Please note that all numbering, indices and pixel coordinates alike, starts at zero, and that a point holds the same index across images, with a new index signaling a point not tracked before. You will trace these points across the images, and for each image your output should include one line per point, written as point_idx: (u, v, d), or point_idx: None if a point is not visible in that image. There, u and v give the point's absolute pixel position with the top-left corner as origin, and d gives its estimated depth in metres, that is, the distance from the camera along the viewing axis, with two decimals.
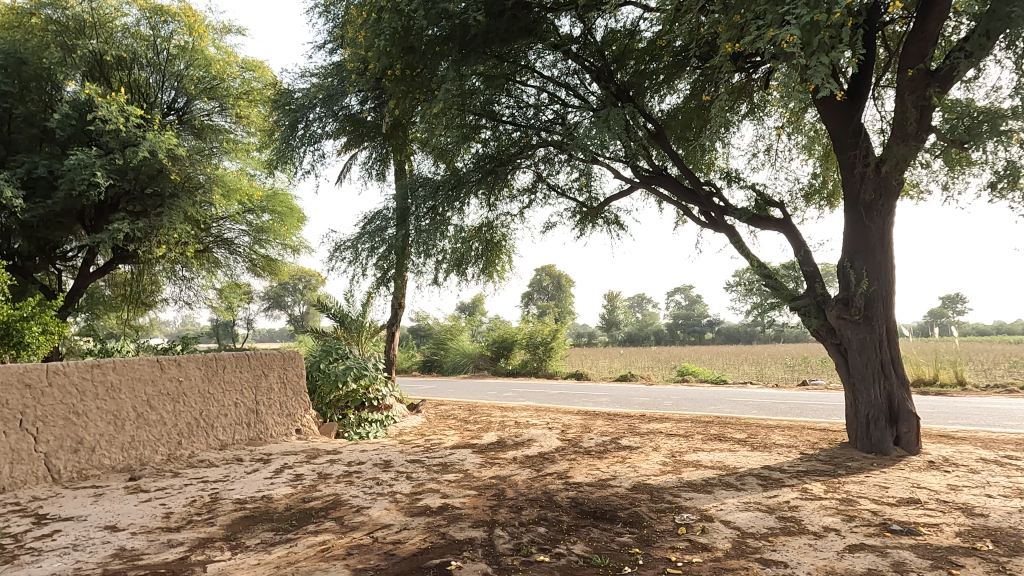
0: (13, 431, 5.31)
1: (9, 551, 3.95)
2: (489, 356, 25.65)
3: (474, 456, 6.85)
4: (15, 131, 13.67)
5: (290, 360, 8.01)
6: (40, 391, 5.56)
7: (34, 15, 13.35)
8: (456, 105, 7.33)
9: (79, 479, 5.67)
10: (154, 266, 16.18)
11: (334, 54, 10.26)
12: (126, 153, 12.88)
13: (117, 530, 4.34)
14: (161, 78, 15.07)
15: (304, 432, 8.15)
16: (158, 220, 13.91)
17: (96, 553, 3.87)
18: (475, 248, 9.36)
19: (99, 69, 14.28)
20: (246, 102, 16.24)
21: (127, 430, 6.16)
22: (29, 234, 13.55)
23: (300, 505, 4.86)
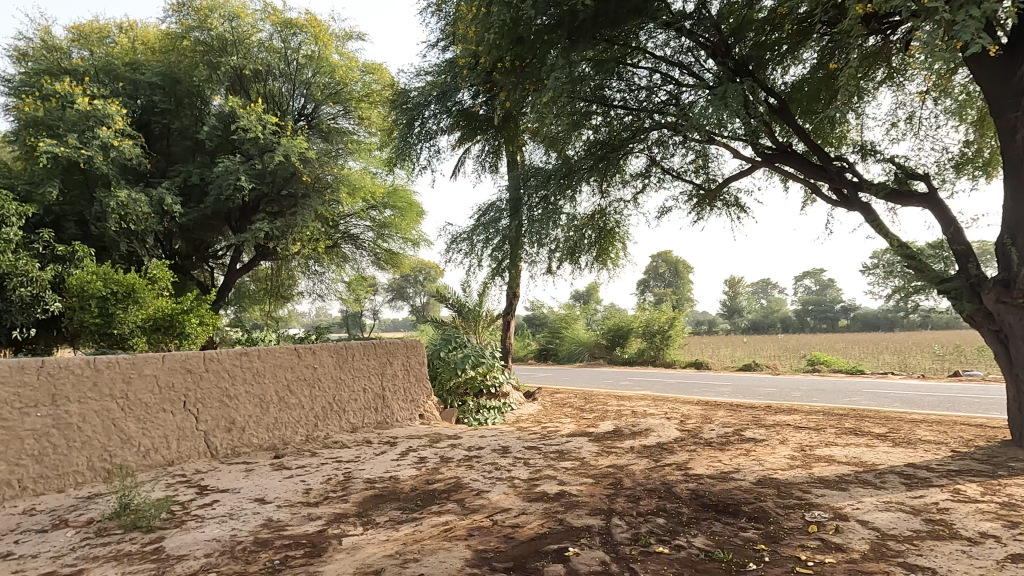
0: (177, 411, 6.01)
1: (178, 517, 4.48)
2: (604, 344, 25.50)
3: (590, 445, 6.83)
4: (173, 144, 15.26)
5: (412, 348, 8.37)
6: (199, 375, 6.19)
7: (184, 39, 14.59)
8: (566, 94, 7.24)
9: (233, 455, 6.32)
10: (291, 260, 17.49)
11: (447, 52, 10.52)
12: (264, 158, 13.96)
13: (265, 502, 4.77)
14: (292, 87, 16.16)
15: (427, 417, 8.52)
16: (293, 219, 14.99)
17: (249, 523, 4.28)
18: (588, 235, 9.27)
19: (239, 83, 15.67)
20: (367, 104, 16.95)
21: (271, 412, 6.75)
22: (186, 236, 15.20)
23: (425, 487, 5.10)
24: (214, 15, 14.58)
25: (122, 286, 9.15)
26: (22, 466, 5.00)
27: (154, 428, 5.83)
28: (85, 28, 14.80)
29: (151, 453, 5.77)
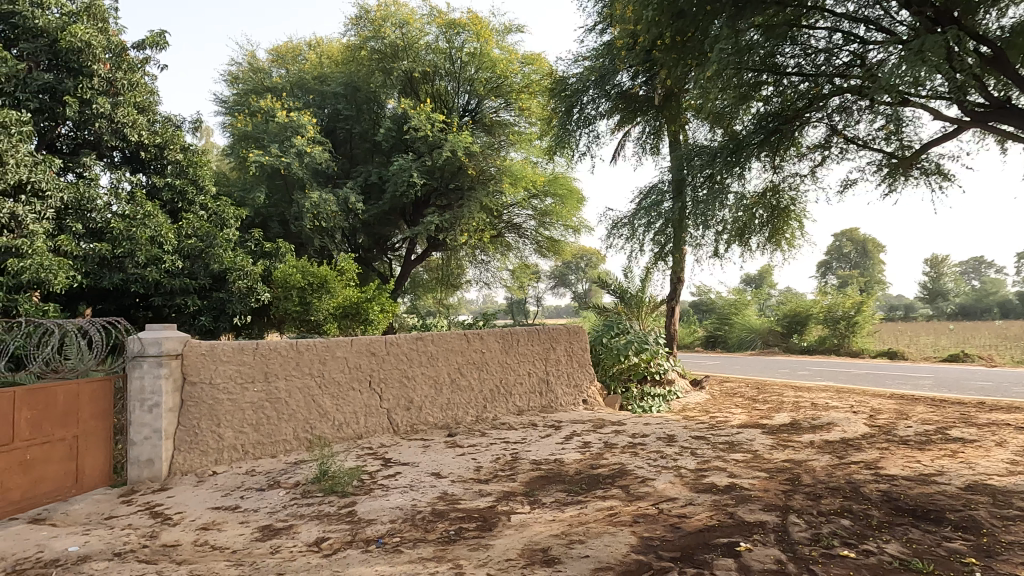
0: (364, 390, 6.64)
1: (367, 485, 4.97)
2: (780, 332, 23.79)
3: (764, 437, 6.44)
4: (355, 147, 16.67)
5: (575, 334, 8.42)
6: (382, 358, 6.77)
7: (362, 49, 16.00)
8: (732, 65, 6.80)
9: (412, 432, 6.86)
10: (459, 251, 18.42)
11: (605, 34, 10.38)
12: (433, 155, 14.76)
13: (441, 477, 5.12)
14: (457, 85, 16.84)
15: (591, 403, 8.55)
16: (460, 211, 15.74)
17: (427, 494, 4.63)
18: (759, 215, 8.68)
19: (410, 86, 16.73)
20: (526, 95, 17.01)
21: (445, 393, 7.20)
22: (368, 231, 16.59)
23: (589, 471, 5.15)
24: (387, 24, 15.72)
25: (317, 278, 10.35)
26: (244, 434, 5.87)
27: (345, 405, 6.50)
28: (281, 50, 16.85)
29: (343, 427, 6.46)
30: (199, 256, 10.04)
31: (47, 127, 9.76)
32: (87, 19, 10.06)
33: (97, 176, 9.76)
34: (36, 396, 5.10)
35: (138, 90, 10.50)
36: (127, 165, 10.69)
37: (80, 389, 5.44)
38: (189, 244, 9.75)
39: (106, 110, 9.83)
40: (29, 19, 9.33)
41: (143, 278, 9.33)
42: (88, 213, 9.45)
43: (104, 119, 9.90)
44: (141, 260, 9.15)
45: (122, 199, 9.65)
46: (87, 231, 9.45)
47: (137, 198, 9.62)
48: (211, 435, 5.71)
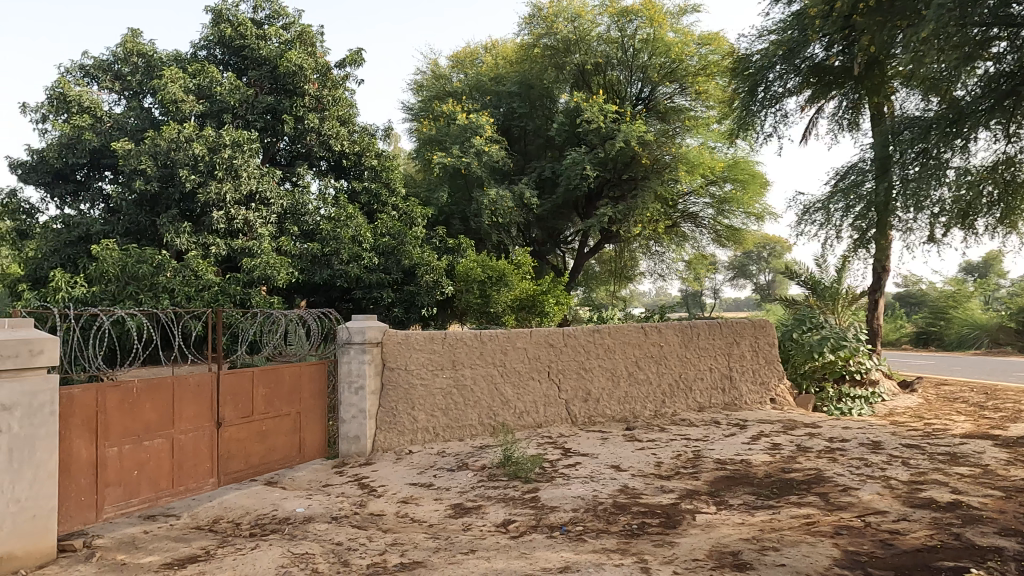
0: (543, 380, 6.81)
1: (549, 473, 5.10)
2: (1014, 330, 20.19)
3: (997, 451, 5.56)
4: (529, 144, 17.02)
5: (762, 329, 7.86)
6: (559, 349, 6.90)
7: (536, 46, 16.21)
8: (955, 23, 5.92)
9: (590, 423, 6.92)
10: (633, 242, 18.13)
11: (794, 4, 9.54)
12: (606, 146, 14.60)
13: (621, 470, 5.10)
14: (629, 73, 16.40)
15: (779, 402, 7.93)
16: (634, 202, 15.28)
17: (608, 486, 4.64)
18: (988, 193, 7.48)
19: (582, 79, 16.70)
20: (704, 77, 15.84)
21: (622, 386, 7.14)
22: (542, 225, 16.86)
23: (781, 475, 4.82)
24: (560, 19, 15.73)
25: (496, 272, 10.78)
26: (435, 417, 6.36)
27: (526, 394, 6.73)
28: (461, 55, 17.59)
29: (524, 415, 6.70)
30: (392, 252, 10.80)
31: (270, 142, 11.24)
32: (299, 45, 11.38)
33: (308, 184, 11.06)
34: (270, 375, 5.95)
35: (340, 104, 11.58)
36: (332, 172, 11.94)
37: (302, 371, 6.26)
38: (384, 241, 10.63)
39: (315, 125, 11.08)
40: (255, 50, 10.97)
41: (347, 273, 10.34)
42: (303, 216, 10.70)
43: (314, 133, 11.17)
44: (345, 257, 10.17)
45: (329, 203, 10.89)
46: (302, 232, 10.72)
47: (341, 202, 10.76)
48: (407, 416, 6.30)
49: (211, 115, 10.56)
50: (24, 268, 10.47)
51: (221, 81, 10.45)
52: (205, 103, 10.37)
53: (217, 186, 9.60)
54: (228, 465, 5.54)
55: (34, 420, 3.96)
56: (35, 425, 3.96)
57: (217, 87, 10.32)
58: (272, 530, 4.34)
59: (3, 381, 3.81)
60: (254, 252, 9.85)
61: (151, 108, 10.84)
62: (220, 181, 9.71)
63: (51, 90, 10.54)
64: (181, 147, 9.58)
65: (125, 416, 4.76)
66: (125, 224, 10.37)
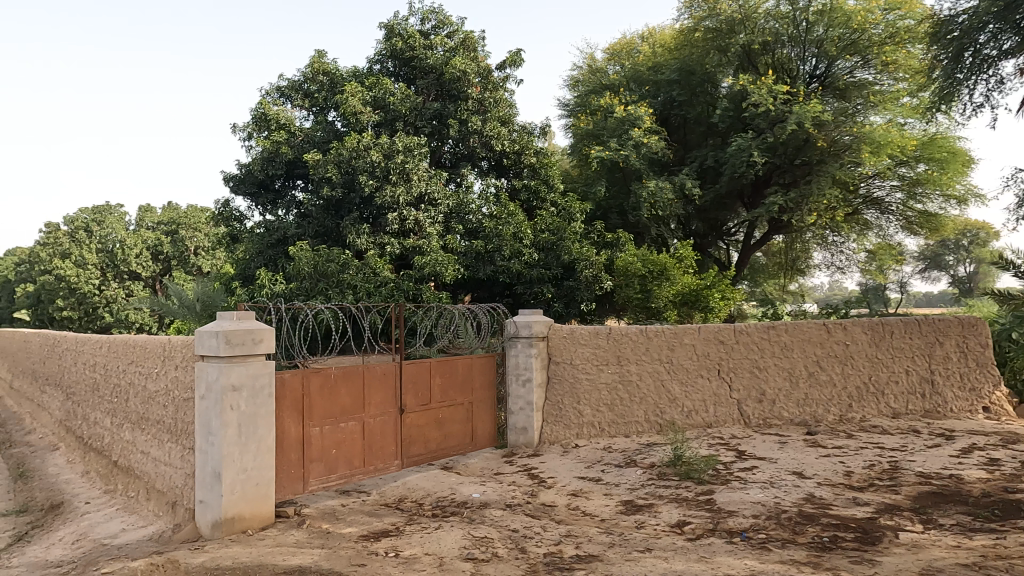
0: (713, 378, 6.60)
1: (723, 475, 4.89)
2: None
3: None
4: (689, 132, 16.03)
5: (971, 327, 6.89)
6: (730, 346, 6.62)
7: (696, 30, 15.13)
8: None
9: (765, 426, 6.56)
10: (806, 232, 16.75)
11: None
12: (776, 130, 13.40)
13: (804, 477, 4.75)
14: (801, 50, 14.64)
15: (994, 411, 6.89)
16: (808, 188, 13.74)
17: (791, 494, 4.34)
18: None
19: (747, 60, 15.26)
20: (892, 46, 13.76)
21: (801, 387, 6.66)
22: (703, 216, 16.08)
23: (1003, 495, 4.19)
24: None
25: (657, 266, 10.51)
26: (601, 412, 6.50)
27: (694, 392, 6.58)
28: (617, 47, 17.15)
29: (693, 414, 6.56)
30: (552, 248, 10.79)
31: (436, 146, 11.84)
32: (462, 51, 11.91)
33: (471, 184, 11.54)
34: (446, 366, 6.36)
35: (500, 105, 11.90)
36: (493, 172, 12.31)
37: (473, 363, 6.65)
38: (544, 237, 10.76)
39: (477, 126, 11.50)
40: (424, 60, 11.68)
41: (509, 269, 10.59)
42: (466, 215, 11.19)
43: (476, 135, 11.60)
44: (507, 253, 10.46)
45: (490, 201, 11.28)
46: (466, 231, 11.22)
47: (502, 200, 11.11)
48: (573, 411, 6.53)
49: (385, 124, 11.43)
50: (237, 267, 12.05)
51: (394, 92, 11.26)
52: (380, 113, 11.23)
53: (392, 189, 10.35)
54: (410, 449, 5.98)
55: (256, 400, 4.56)
56: (257, 404, 4.56)
57: (390, 98, 11.15)
58: (452, 513, 4.62)
59: (234, 364, 4.44)
60: (424, 250, 10.47)
61: (334, 121, 11.91)
62: (394, 185, 10.45)
63: (255, 111, 12.00)
64: (361, 155, 10.45)
65: (325, 400, 5.30)
66: (314, 227, 11.52)
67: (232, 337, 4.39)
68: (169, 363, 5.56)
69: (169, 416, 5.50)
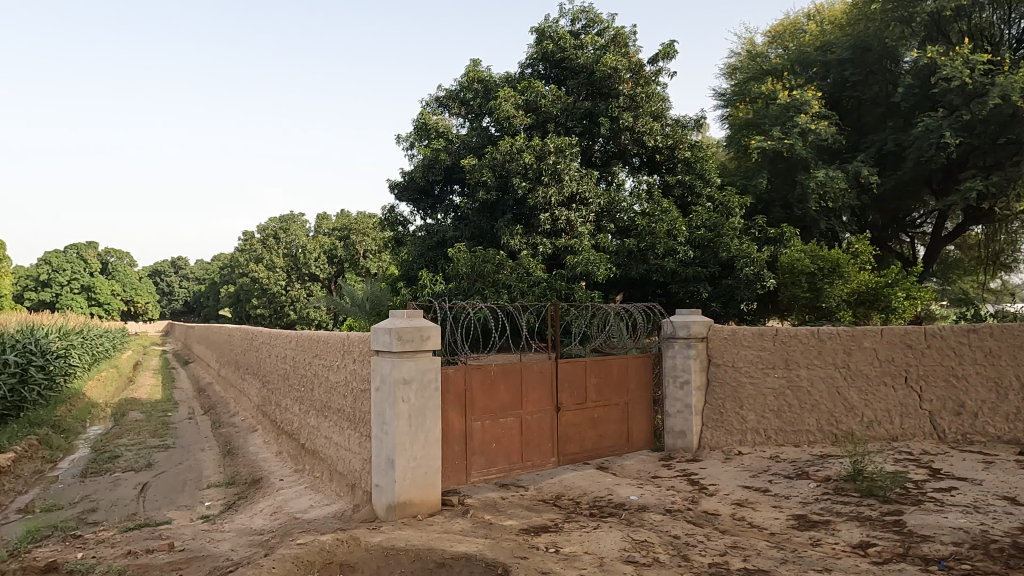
0: (899, 387, 5.98)
1: (913, 495, 4.40)
2: None
3: None
4: (865, 114, 14.19)
5: None
6: (921, 351, 5.93)
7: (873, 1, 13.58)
8: None
9: (964, 443, 5.80)
10: (1013, 222, 14.51)
11: None
12: (973, 106, 11.59)
13: (1018, 504, 4.12)
14: (1007, 12, 12.56)
15: None
16: (1017, 170, 11.79)
17: (1001, 522, 3.79)
18: None
19: (936, 28, 13.14)
20: None
21: (1011, 400, 5.75)
22: (882, 207, 14.48)
23: None
24: None
25: (828, 263, 9.68)
26: (766, 419, 6.22)
27: (876, 401, 6.02)
28: (779, 28, 16.00)
29: (875, 426, 6.01)
30: (709, 245, 10.38)
31: (587, 145, 11.83)
32: (613, 48, 11.80)
33: (622, 182, 11.39)
34: (601, 366, 6.40)
35: (653, 100, 11.61)
36: (645, 168, 12.03)
37: (628, 363, 6.65)
38: (700, 234, 10.31)
39: (629, 123, 11.29)
40: (575, 60, 11.75)
41: (663, 268, 10.27)
42: (618, 213, 11.07)
43: (628, 131, 11.40)
44: (660, 252, 10.17)
45: (642, 199, 11.05)
46: (618, 229, 11.10)
47: (655, 197, 10.84)
48: (736, 416, 6.31)
49: (537, 126, 11.68)
50: (401, 269, 12.92)
51: (545, 94, 11.46)
52: (532, 116, 11.49)
53: (544, 190, 10.54)
54: (566, 447, 6.06)
55: (424, 394, 4.86)
56: (425, 397, 4.86)
57: (541, 100, 11.34)
58: (610, 514, 4.62)
59: (404, 360, 4.76)
60: (576, 249, 10.50)
61: (488, 127, 12.32)
62: (547, 186, 10.60)
63: (416, 122, 12.78)
64: (514, 157, 10.74)
65: (486, 395, 5.51)
66: (471, 229, 12.01)
67: (402, 334, 4.70)
68: (348, 357, 6.11)
69: (348, 405, 6.04)
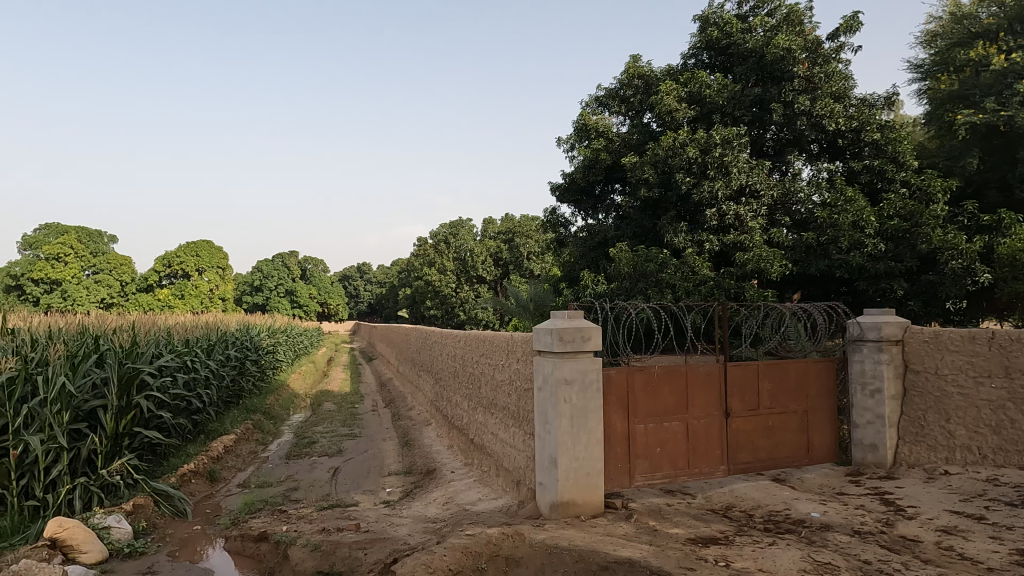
0: None
1: None
2: None
3: None
4: None
5: None
6: None
7: None
8: None
9: None
10: None
11: None
12: None
13: None
14: None
15: None
16: None
17: None
18: None
19: None
20: None
21: None
22: None
23: None
24: None
25: None
26: (980, 435, 5.36)
27: None
28: None
29: None
30: (904, 237, 9.21)
31: (758, 134, 11.19)
32: (786, 27, 10.92)
33: (799, 171, 10.47)
34: (776, 370, 5.96)
35: (834, 79, 10.55)
36: (826, 155, 10.99)
37: (807, 367, 6.12)
38: (892, 224, 9.15)
39: (806, 107, 10.36)
40: (742, 45, 11.08)
41: (848, 263, 9.29)
42: (794, 205, 10.25)
43: (805, 116, 10.49)
44: (845, 245, 9.20)
45: (823, 188, 10.05)
46: (794, 222, 10.27)
47: (839, 184, 9.83)
48: (941, 431, 5.59)
49: (702, 118, 11.22)
50: (564, 269, 13.05)
51: (710, 84, 10.94)
52: (696, 108, 11.05)
53: (710, 185, 10.05)
54: (737, 456, 5.72)
55: (586, 395, 4.85)
56: (586, 398, 4.85)
57: (706, 90, 10.86)
58: (788, 530, 4.27)
59: (566, 360, 4.80)
60: (746, 245, 9.88)
61: (650, 123, 12.03)
62: (713, 180, 10.12)
63: (577, 123, 12.84)
64: (677, 152, 10.39)
65: (648, 398, 5.38)
66: (633, 228, 11.78)
67: (564, 335, 4.75)
68: (512, 356, 6.29)
69: (513, 404, 6.21)
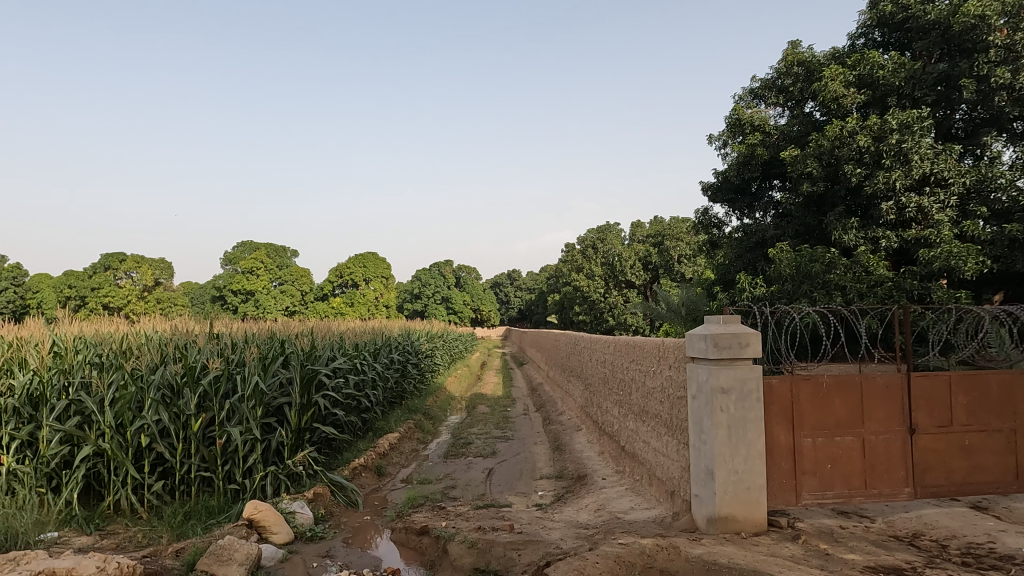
0: None
1: None
2: None
3: None
4: None
5: None
6: None
7: None
8: None
9: None
10: None
11: None
12: None
13: None
14: None
15: None
16: None
17: None
18: None
19: None
20: None
21: None
22: None
23: None
24: None
25: None
26: None
27: None
28: None
29: None
30: None
31: (943, 116, 9.96)
32: None
33: (999, 154, 9.12)
34: (972, 382, 5.23)
35: None
36: None
37: (1015, 380, 5.28)
38: None
39: (1008, 79, 8.98)
40: (922, 17, 9.91)
41: None
42: (992, 193, 8.86)
43: (1005, 91, 9.12)
44: None
45: None
46: (994, 213, 8.93)
47: None
48: None
49: (874, 103, 10.20)
50: (719, 272, 12.47)
51: (884, 63, 9.90)
52: (867, 93, 10.07)
53: (885, 175, 9.09)
54: (926, 478, 5.09)
55: (744, 405, 4.59)
56: (745, 408, 4.59)
57: (879, 71, 9.84)
58: (992, 567, 3.72)
59: (722, 367, 4.58)
60: (932, 241, 8.79)
61: (812, 113, 11.17)
62: (889, 170, 9.14)
63: (730, 118, 12.25)
64: (845, 142, 9.54)
65: (816, 410, 4.98)
66: (795, 226, 10.96)
67: (719, 340, 4.54)
68: (664, 363, 6.11)
69: (667, 412, 6.03)
